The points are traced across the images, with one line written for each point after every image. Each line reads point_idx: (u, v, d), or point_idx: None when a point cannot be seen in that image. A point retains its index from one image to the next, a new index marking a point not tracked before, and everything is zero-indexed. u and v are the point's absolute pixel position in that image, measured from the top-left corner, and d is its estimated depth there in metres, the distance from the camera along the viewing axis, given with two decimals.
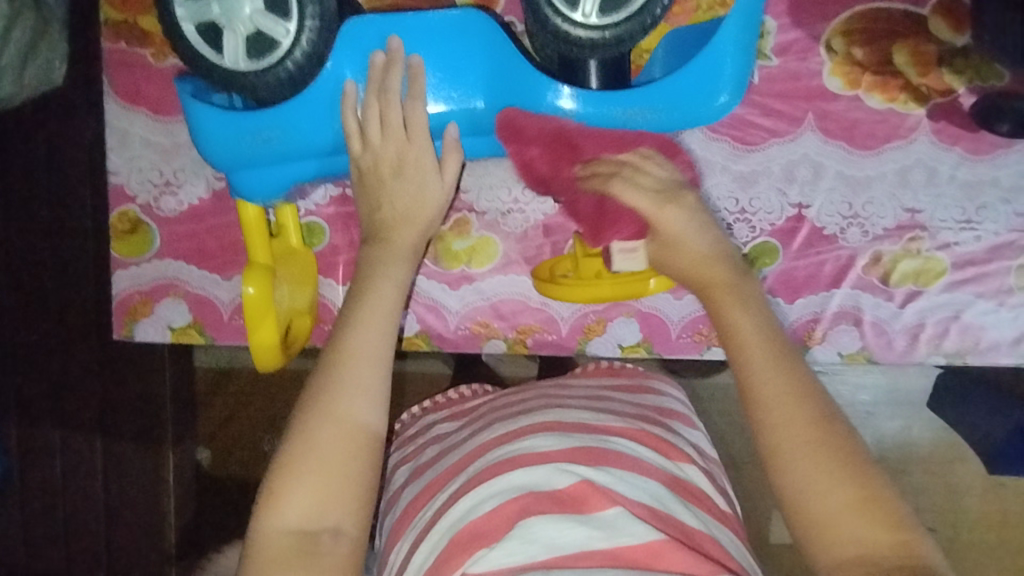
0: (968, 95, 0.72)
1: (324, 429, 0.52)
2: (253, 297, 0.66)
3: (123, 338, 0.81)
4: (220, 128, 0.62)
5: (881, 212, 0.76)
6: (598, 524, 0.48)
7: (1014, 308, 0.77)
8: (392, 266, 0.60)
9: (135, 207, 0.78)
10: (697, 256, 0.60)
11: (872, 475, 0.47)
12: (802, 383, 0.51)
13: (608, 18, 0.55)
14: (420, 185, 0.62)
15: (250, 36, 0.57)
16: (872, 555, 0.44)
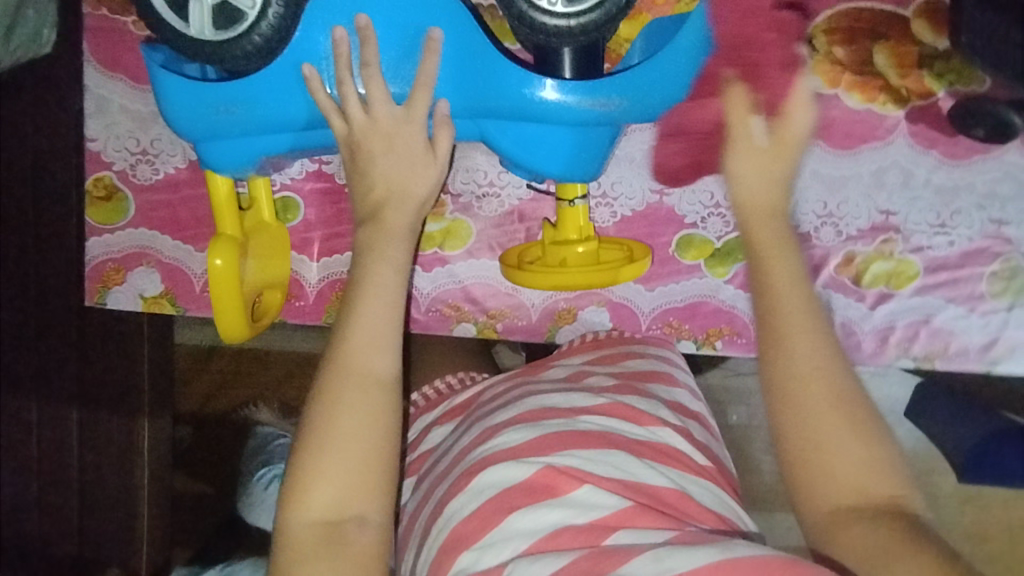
0: (947, 99, 0.72)
1: (349, 421, 0.55)
2: (220, 269, 0.67)
3: (94, 304, 0.82)
4: (190, 99, 0.62)
5: (856, 212, 0.76)
6: (571, 503, 0.49)
7: (985, 315, 0.77)
8: (387, 249, 0.61)
9: (111, 173, 0.78)
10: (770, 201, 0.65)
11: (873, 439, 0.55)
12: (825, 350, 0.58)
13: (575, 7, 0.56)
14: (407, 163, 0.62)
15: (217, 7, 0.57)
16: (860, 504, 0.53)
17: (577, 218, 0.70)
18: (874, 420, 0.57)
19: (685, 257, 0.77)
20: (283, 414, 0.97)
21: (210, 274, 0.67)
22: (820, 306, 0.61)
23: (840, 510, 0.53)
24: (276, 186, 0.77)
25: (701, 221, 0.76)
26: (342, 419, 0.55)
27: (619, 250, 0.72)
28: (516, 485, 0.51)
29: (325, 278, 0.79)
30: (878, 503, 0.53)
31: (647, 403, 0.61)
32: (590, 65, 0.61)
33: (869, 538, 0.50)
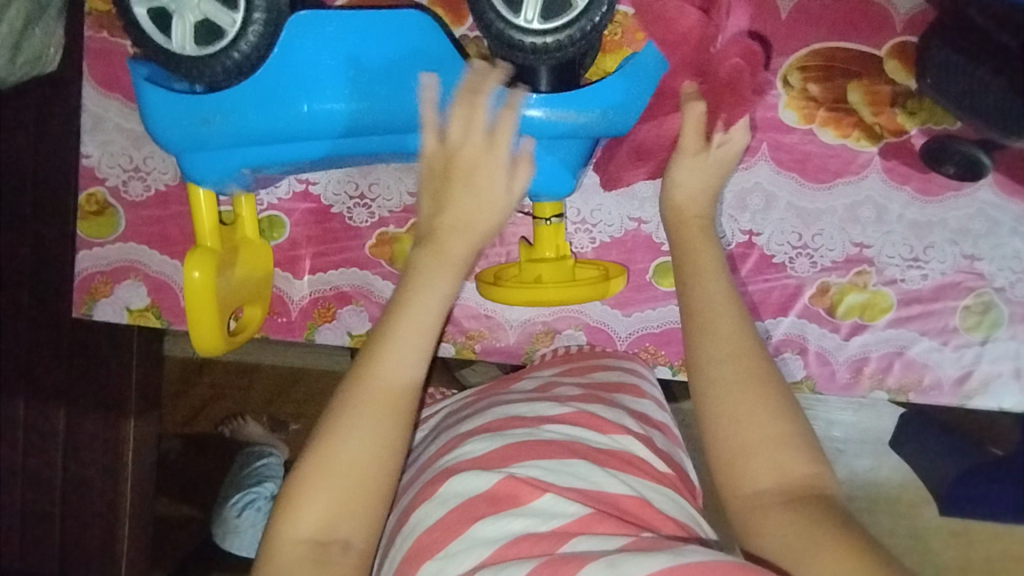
0: (919, 136, 0.74)
1: (348, 440, 0.53)
2: (197, 282, 0.68)
3: (82, 315, 0.84)
4: (171, 108, 0.63)
5: (830, 244, 0.77)
6: (533, 512, 0.50)
7: (959, 348, 0.78)
8: (438, 280, 0.57)
9: (104, 189, 0.81)
10: (691, 194, 0.67)
11: (793, 421, 0.53)
12: (743, 334, 0.58)
13: (550, 25, 0.59)
14: (478, 196, 0.60)
15: (199, 23, 0.60)
16: (785, 485, 0.51)
17: (553, 237, 0.72)
18: (791, 402, 0.55)
19: (662, 283, 0.78)
20: (272, 427, 0.98)
21: (188, 286, 0.68)
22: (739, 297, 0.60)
23: (760, 494, 0.51)
24: (261, 206, 0.80)
25: None
26: (345, 442, 0.52)
27: (594, 270, 0.75)
28: (479, 495, 0.52)
29: (306, 295, 0.81)
30: (795, 486, 0.50)
31: (611, 412, 0.61)
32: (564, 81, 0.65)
33: (791, 526, 0.48)
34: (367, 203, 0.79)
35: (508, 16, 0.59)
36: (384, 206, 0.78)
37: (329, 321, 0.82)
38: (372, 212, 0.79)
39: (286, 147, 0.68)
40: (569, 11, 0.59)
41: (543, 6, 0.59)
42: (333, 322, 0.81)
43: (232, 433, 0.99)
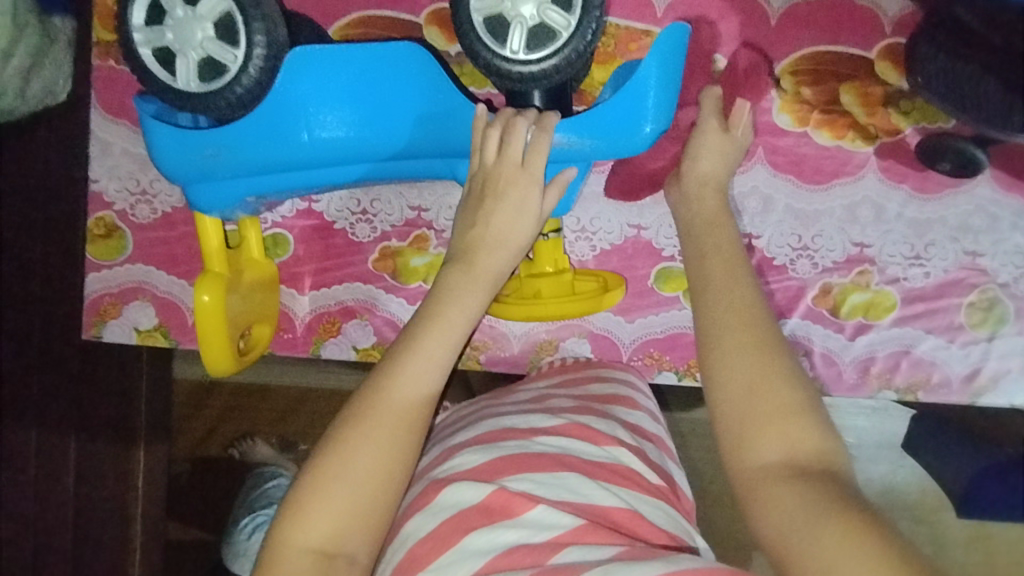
0: (914, 135, 0.75)
1: (369, 444, 0.53)
2: (208, 305, 0.69)
3: (92, 336, 0.85)
4: (176, 144, 0.66)
5: (830, 245, 0.78)
6: (526, 523, 0.50)
7: (965, 345, 0.78)
8: (466, 295, 0.60)
9: (112, 213, 0.82)
10: (709, 176, 0.68)
11: (805, 396, 0.52)
12: (755, 316, 0.57)
13: (536, 54, 0.60)
14: (514, 210, 0.63)
15: (202, 61, 0.60)
16: (794, 459, 0.49)
17: (552, 252, 0.72)
18: (804, 380, 0.53)
19: (664, 288, 0.79)
20: (281, 448, 0.98)
21: (198, 310, 0.69)
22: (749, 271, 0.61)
23: (769, 465, 0.49)
24: (266, 225, 0.81)
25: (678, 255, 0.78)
26: (366, 446, 0.53)
27: (592, 281, 0.75)
28: (472, 506, 0.52)
29: (311, 312, 0.82)
30: (803, 458, 0.49)
31: (605, 423, 0.61)
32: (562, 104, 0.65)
33: (798, 499, 0.46)
34: (369, 219, 0.80)
35: (494, 47, 0.60)
36: (387, 221, 0.79)
37: (334, 336, 0.82)
38: (374, 227, 0.80)
39: (292, 175, 0.69)
40: (554, 39, 0.60)
41: (529, 36, 0.60)
42: (338, 337, 0.82)
43: (241, 454, 0.99)
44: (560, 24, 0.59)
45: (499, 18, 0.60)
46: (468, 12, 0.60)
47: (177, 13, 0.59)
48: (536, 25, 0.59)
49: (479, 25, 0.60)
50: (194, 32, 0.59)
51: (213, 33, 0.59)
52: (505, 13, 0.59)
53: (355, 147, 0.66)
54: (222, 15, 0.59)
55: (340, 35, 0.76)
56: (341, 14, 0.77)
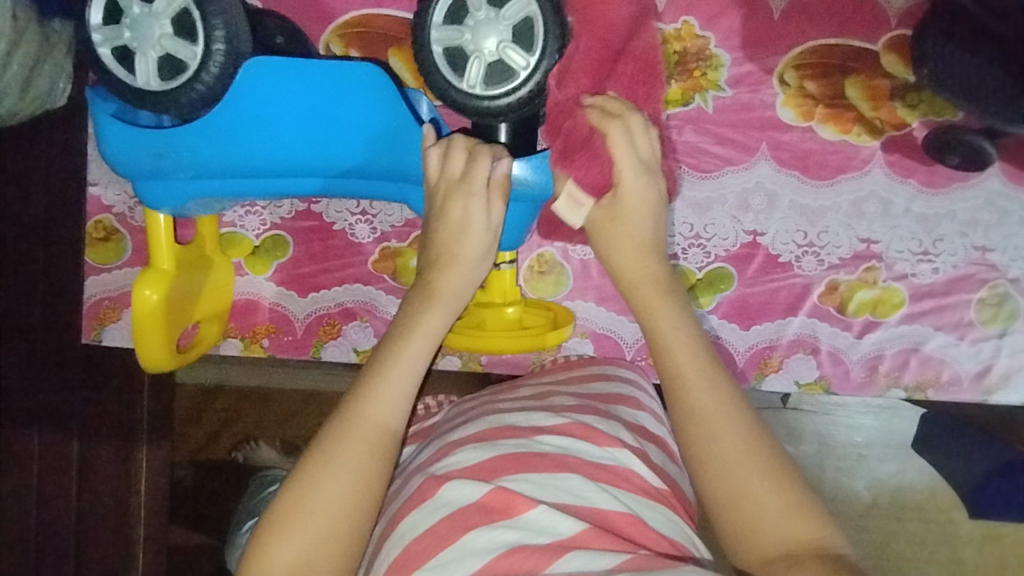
0: (921, 129, 0.73)
1: (332, 480, 0.52)
2: (150, 302, 0.70)
3: (92, 340, 0.92)
4: (126, 142, 0.63)
5: (837, 241, 0.76)
6: (525, 524, 0.49)
7: (976, 342, 0.77)
8: (428, 316, 0.60)
9: (110, 216, 0.89)
10: (635, 240, 0.63)
11: (794, 482, 0.52)
12: (727, 395, 0.55)
13: (492, 90, 0.59)
14: (458, 228, 0.62)
15: (161, 59, 0.59)
16: (793, 550, 0.49)
17: (505, 283, 0.71)
18: (785, 459, 0.53)
19: None
20: (284, 451, 0.98)
21: (138, 303, 0.70)
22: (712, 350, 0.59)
23: (769, 559, 0.49)
24: (265, 226, 0.80)
25: (682, 252, 0.78)
26: (331, 479, 0.52)
27: (543, 316, 0.75)
28: (470, 505, 0.51)
29: (311, 313, 0.82)
30: (799, 546, 0.49)
31: (607, 424, 0.60)
32: (527, 140, 0.65)
33: None
34: (369, 219, 0.79)
35: (452, 78, 0.59)
36: (387, 221, 0.79)
37: (335, 338, 0.82)
38: (374, 227, 0.79)
39: (250, 183, 0.68)
40: (512, 78, 0.59)
41: (488, 71, 0.59)
42: (338, 339, 0.82)
43: (244, 458, 0.98)
44: (520, 63, 0.59)
45: (459, 50, 0.59)
46: (429, 42, 0.59)
47: (134, 10, 0.58)
48: (495, 61, 0.59)
49: (440, 55, 0.59)
50: (151, 30, 0.58)
51: (171, 30, 0.58)
52: (465, 46, 0.58)
53: (313, 163, 0.66)
54: (179, 11, 0.58)
55: (338, 34, 0.76)
56: (338, 12, 0.76)
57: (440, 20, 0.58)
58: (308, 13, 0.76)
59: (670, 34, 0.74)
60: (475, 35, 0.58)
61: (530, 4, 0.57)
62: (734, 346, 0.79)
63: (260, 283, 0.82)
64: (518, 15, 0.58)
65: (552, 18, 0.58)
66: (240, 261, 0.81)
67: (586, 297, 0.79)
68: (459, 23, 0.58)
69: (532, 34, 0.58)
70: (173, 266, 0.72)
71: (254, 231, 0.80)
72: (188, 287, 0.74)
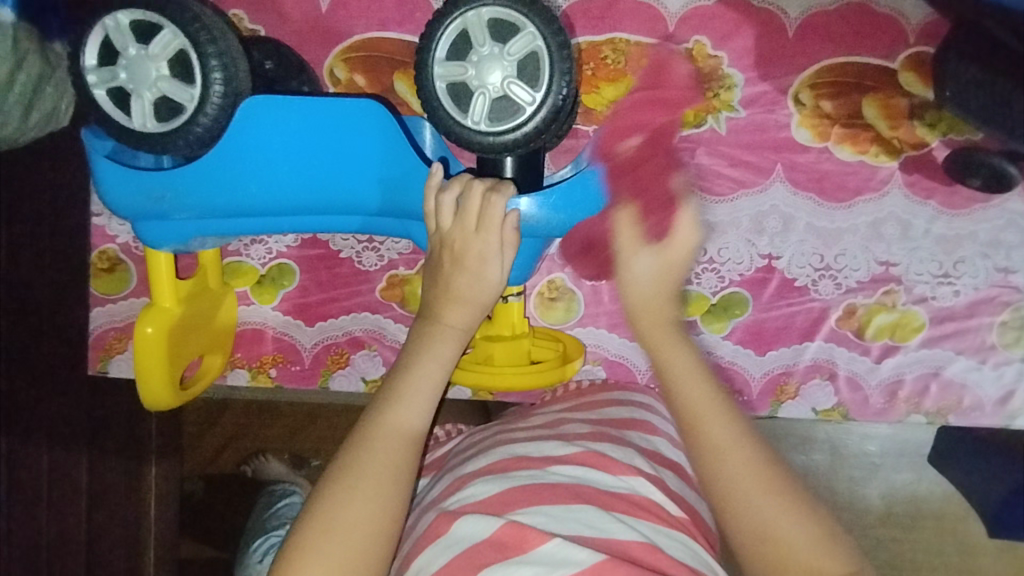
0: (941, 148, 0.71)
1: (345, 519, 0.51)
2: (151, 337, 0.69)
3: (97, 371, 0.93)
4: (126, 183, 0.62)
5: (854, 264, 0.74)
6: (539, 559, 0.48)
7: (998, 366, 0.75)
8: (439, 352, 0.58)
9: (114, 246, 0.90)
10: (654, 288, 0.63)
11: (815, 516, 0.54)
12: (741, 432, 0.57)
13: (498, 127, 0.56)
14: (474, 274, 0.59)
15: (157, 101, 0.57)
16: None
17: (511, 316, 0.69)
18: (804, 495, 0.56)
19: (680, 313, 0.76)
20: (293, 464, 0.96)
21: (140, 340, 0.69)
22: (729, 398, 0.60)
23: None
24: (271, 254, 0.79)
25: (696, 277, 0.76)
26: (341, 517, 0.51)
27: (553, 348, 0.74)
28: (483, 541, 0.50)
29: (319, 342, 0.81)
30: None
31: (621, 451, 0.59)
32: (533, 175, 0.62)
33: None
34: (376, 247, 0.78)
35: (456, 113, 0.57)
36: (393, 249, 0.77)
37: (343, 367, 0.81)
38: (381, 255, 0.78)
39: (254, 221, 0.67)
40: (517, 115, 0.56)
41: (492, 107, 0.57)
42: (346, 368, 0.81)
43: (254, 472, 0.98)
44: (525, 99, 0.56)
45: (462, 86, 0.56)
46: (431, 78, 0.56)
47: (130, 52, 0.56)
48: (499, 97, 0.56)
49: (441, 91, 0.56)
50: (147, 72, 0.56)
51: (168, 72, 0.57)
52: (468, 82, 0.56)
53: (318, 194, 0.63)
54: (177, 52, 0.56)
55: (343, 57, 0.74)
56: (341, 37, 0.74)
57: (442, 55, 0.56)
58: (311, 38, 0.75)
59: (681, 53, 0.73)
60: (479, 70, 0.55)
61: (536, 38, 0.55)
62: (750, 372, 0.78)
63: (266, 312, 0.81)
64: (523, 50, 0.56)
65: (557, 52, 0.56)
66: (245, 290, 0.80)
67: (597, 323, 0.78)
68: (462, 58, 0.56)
69: (538, 68, 0.56)
70: (175, 303, 0.71)
71: (259, 259, 0.79)
72: (190, 322, 0.74)
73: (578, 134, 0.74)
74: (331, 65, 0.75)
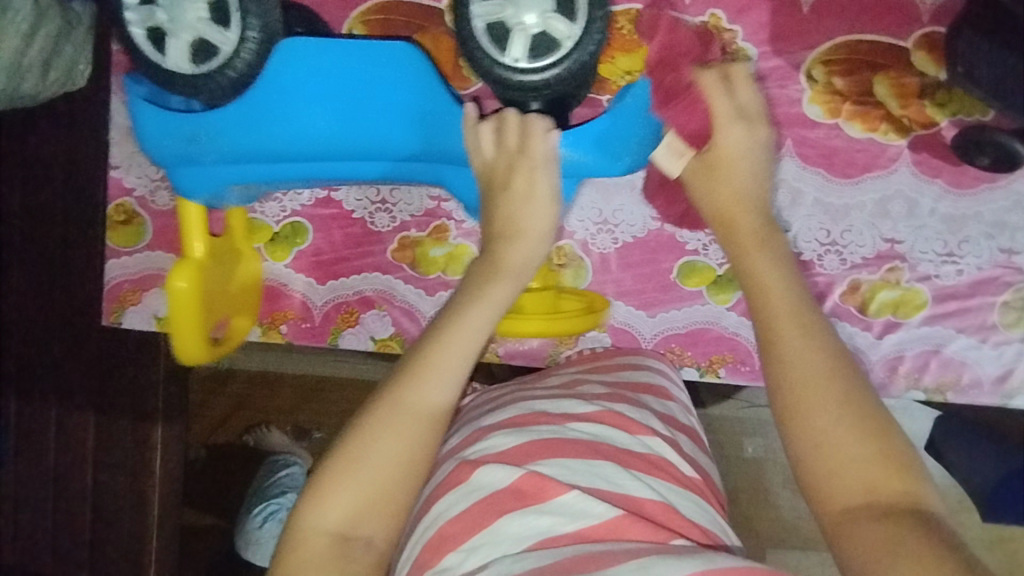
0: (950, 128, 0.72)
1: (380, 435, 0.51)
2: (184, 291, 0.67)
3: (111, 323, 0.88)
4: (163, 126, 0.64)
5: (860, 240, 0.75)
6: (560, 509, 0.50)
7: (998, 345, 0.76)
8: (493, 286, 0.58)
9: (132, 198, 0.84)
10: (733, 188, 0.62)
11: (888, 433, 0.46)
12: (824, 347, 0.49)
13: (538, 63, 0.61)
14: (525, 199, 0.62)
15: (194, 43, 0.60)
16: (877, 502, 0.43)
17: None
18: (885, 415, 0.47)
19: (687, 283, 0.78)
20: (296, 436, 0.96)
21: (173, 296, 0.67)
22: (819, 315, 0.52)
23: (849, 512, 0.44)
24: (285, 212, 0.80)
25: (702, 248, 0.77)
26: (378, 436, 0.51)
27: (578, 300, 0.76)
28: (504, 489, 0.51)
29: (331, 301, 0.82)
30: (889, 503, 0.43)
31: (638, 412, 0.60)
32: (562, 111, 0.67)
33: (883, 540, 0.41)
34: (389, 208, 0.79)
35: (495, 53, 0.61)
36: (406, 211, 0.79)
37: (353, 326, 0.82)
38: (394, 216, 0.79)
39: (295, 167, 0.68)
40: (554, 49, 0.61)
41: (529, 44, 0.61)
42: (356, 327, 0.82)
43: (256, 442, 0.96)
44: (563, 33, 0.60)
45: (500, 25, 0.61)
46: (471, 18, 0.61)
47: None
48: (538, 33, 0.60)
49: (481, 30, 0.61)
50: (187, 13, 0.59)
51: (207, 15, 0.59)
52: (506, 21, 0.60)
53: (368, 138, 0.65)
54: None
55: (362, 20, 0.75)
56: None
57: None
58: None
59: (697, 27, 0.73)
60: (516, 10, 0.60)
61: None
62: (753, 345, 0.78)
63: (280, 270, 0.82)
64: None
65: None
66: (261, 248, 0.81)
67: (605, 291, 0.79)
68: None
69: (574, 4, 0.60)
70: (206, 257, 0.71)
71: (273, 217, 0.81)
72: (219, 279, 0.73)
73: (592, 102, 0.75)
74: (351, 26, 0.76)
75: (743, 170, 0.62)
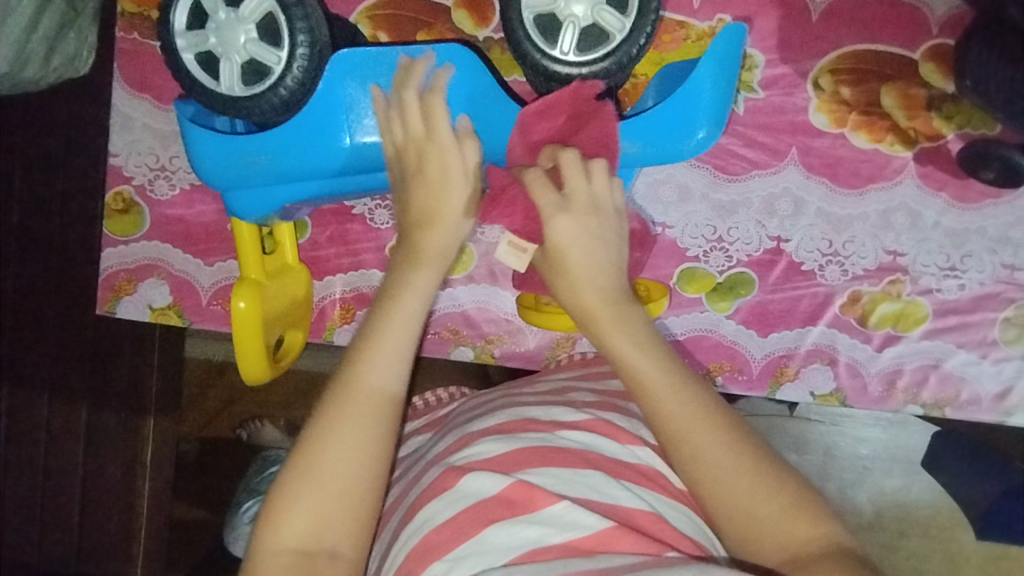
0: (956, 141, 0.72)
1: (333, 450, 0.50)
2: (244, 311, 0.68)
3: (105, 312, 0.86)
4: (219, 150, 0.65)
5: (862, 251, 0.75)
6: (548, 520, 0.49)
7: (998, 362, 0.75)
8: (418, 281, 0.58)
9: (130, 188, 0.83)
10: (584, 269, 0.60)
11: (789, 478, 0.50)
12: (706, 401, 0.53)
13: (586, 57, 0.63)
14: (438, 179, 0.60)
15: (245, 63, 0.60)
16: (803, 551, 0.47)
17: None
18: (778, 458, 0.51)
19: (687, 289, 0.77)
20: (289, 432, 0.96)
21: (234, 316, 0.67)
22: (691, 379, 0.55)
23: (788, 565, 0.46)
24: None
25: (704, 255, 0.76)
26: (331, 448, 0.50)
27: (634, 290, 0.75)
28: (492, 497, 0.51)
29: (327, 296, 0.81)
30: (810, 549, 0.47)
31: (628, 422, 0.60)
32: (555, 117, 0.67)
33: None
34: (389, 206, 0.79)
35: (544, 48, 0.63)
36: None
37: (348, 322, 0.81)
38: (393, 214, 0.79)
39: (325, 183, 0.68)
40: (606, 41, 0.62)
41: (580, 37, 0.63)
42: (352, 324, 0.81)
43: (249, 436, 0.97)
44: (615, 26, 0.62)
45: (551, 17, 0.63)
46: (520, 11, 0.62)
47: (220, 15, 0.59)
48: (588, 26, 0.62)
49: (530, 22, 0.62)
50: (237, 34, 0.59)
51: (255, 35, 0.59)
52: (558, 13, 0.62)
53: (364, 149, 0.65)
54: (263, 16, 0.59)
55: (369, 14, 0.75)
56: None
57: None
58: None
59: (704, 31, 0.73)
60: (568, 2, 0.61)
61: None
62: (751, 353, 0.78)
63: None
64: None
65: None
66: None
67: None
68: None
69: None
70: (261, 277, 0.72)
71: None
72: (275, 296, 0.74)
73: None
74: (358, 18, 0.75)
75: (576, 275, 0.60)
